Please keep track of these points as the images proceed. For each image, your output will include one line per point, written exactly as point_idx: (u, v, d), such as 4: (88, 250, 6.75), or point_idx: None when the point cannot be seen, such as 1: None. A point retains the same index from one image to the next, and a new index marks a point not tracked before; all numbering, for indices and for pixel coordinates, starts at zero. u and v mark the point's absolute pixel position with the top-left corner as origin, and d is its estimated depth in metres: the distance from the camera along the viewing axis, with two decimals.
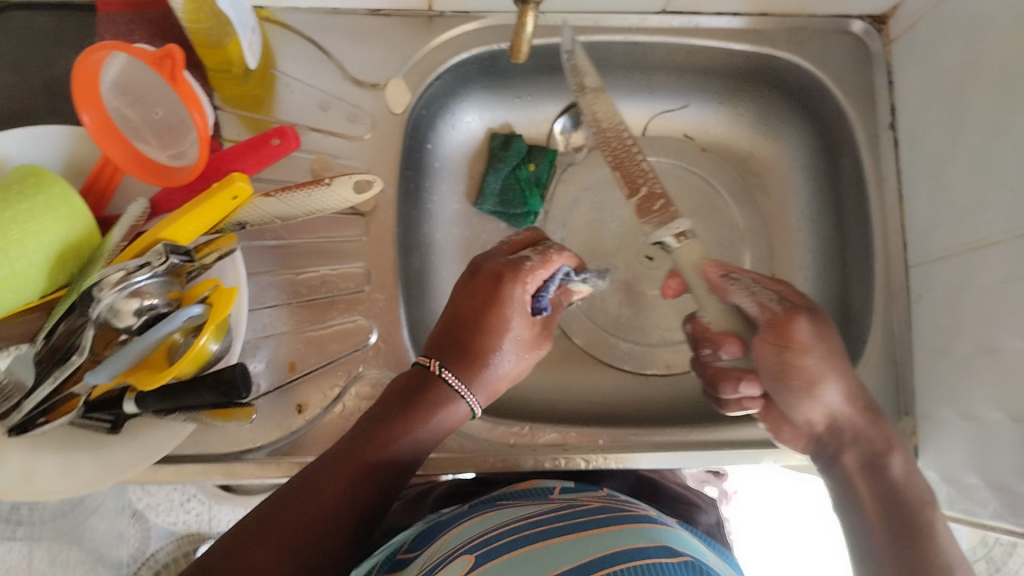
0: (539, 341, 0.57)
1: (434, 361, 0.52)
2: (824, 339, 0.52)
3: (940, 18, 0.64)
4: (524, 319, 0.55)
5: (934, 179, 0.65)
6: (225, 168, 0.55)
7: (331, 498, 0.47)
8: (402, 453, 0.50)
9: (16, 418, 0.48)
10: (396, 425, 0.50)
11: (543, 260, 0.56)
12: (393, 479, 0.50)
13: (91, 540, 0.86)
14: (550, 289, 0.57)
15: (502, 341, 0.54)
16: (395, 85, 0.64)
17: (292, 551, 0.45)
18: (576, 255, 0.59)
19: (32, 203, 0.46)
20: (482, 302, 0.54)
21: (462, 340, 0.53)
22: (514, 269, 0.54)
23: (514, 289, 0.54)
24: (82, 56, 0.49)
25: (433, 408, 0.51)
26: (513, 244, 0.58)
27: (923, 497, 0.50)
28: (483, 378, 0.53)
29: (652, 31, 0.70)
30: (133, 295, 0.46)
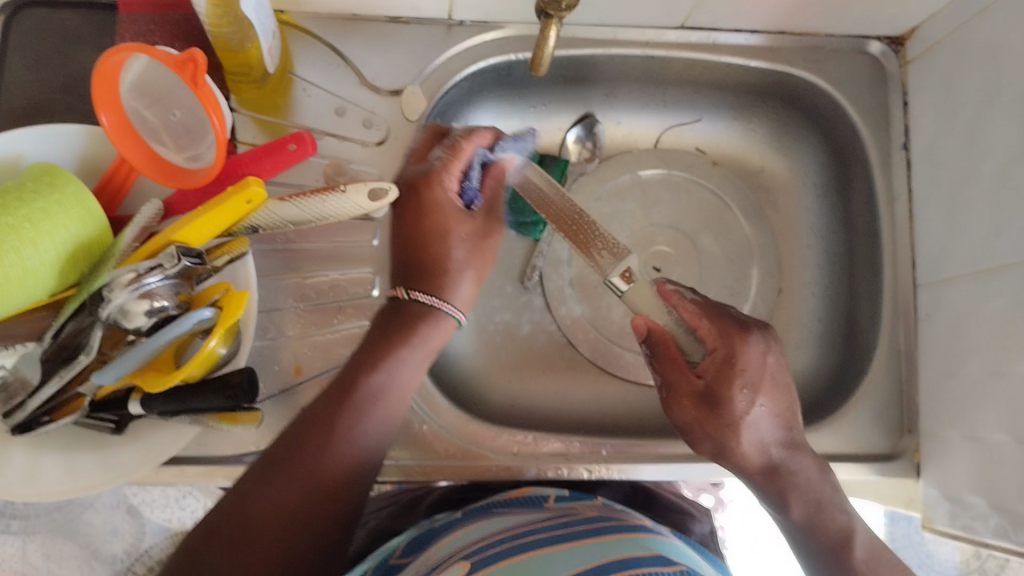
0: (489, 229, 0.59)
1: (402, 289, 0.54)
2: (700, 424, 0.56)
3: (959, 42, 0.64)
4: (461, 218, 0.57)
5: (948, 202, 0.65)
6: (241, 172, 0.55)
7: (331, 428, 0.48)
8: (389, 375, 0.51)
9: (21, 417, 0.48)
10: (376, 353, 0.51)
11: (452, 152, 0.57)
12: (384, 402, 0.51)
13: (85, 535, 0.85)
14: (472, 177, 0.58)
15: (455, 246, 0.56)
16: (411, 92, 0.64)
17: (303, 484, 0.46)
18: (487, 130, 0.59)
19: (45, 202, 0.46)
20: (417, 217, 0.55)
21: (419, 260, 0.55)
22: (427, 175, 0.56)
23: (435, 191, 0.55)
24: (104, 57, 0.48)
25: (412, 330, 0.53)
26: (424, 145, 0.59)
27: (837, 538, 0.54)
28: (451, 288, 0.55)
29: (669, 47, 0.70)
30: (144, 297, 0.45)
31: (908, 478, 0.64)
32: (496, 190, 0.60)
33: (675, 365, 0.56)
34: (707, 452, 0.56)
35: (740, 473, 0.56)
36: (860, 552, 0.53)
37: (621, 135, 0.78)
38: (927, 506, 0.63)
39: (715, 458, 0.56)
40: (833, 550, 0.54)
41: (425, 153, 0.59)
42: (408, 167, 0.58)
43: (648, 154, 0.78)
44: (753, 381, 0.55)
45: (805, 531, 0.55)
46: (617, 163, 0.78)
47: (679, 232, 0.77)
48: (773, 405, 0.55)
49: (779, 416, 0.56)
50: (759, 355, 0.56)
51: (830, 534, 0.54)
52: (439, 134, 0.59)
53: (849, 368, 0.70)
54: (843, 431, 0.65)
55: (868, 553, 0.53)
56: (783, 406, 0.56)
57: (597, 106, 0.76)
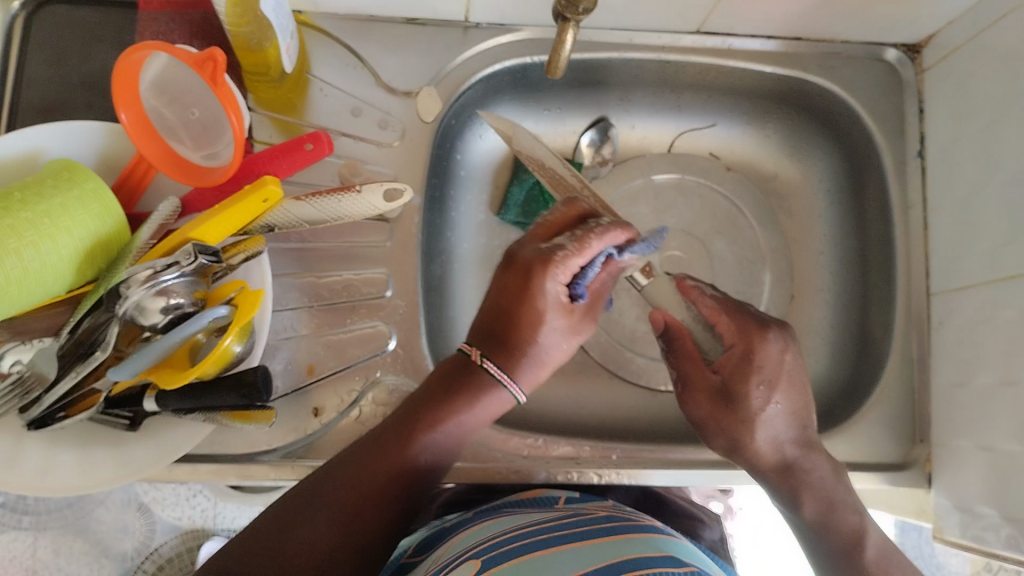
0: (581, 323, 0.54)
1: (476, 350, 0.51)
2: (714, 419, 0.56)
3: (976, 50, 0.63)
4: (560, 311, 0.51)
5: (962, 211, 0.64)
6: (258, 171, 0.55)
7: (379, 467, 0.47)
8: (445, 433, 0.49)
9: (37, 413, 0.49)
10: (439, 411, 0.49)
11: (580, 247, 0.51)
12: (436, 456, 0.49)
13: (96, 531, 0.85)
14: (589, 274, 0.52)
15: (540, 335, 0.51)
16: (426, 93, 0.65)
17: (341, 524, 0.46)
18: (620, 228, 0.53)
19: (65, 199, 0.46)
20: (515, 298, 0.50)
21: (502, 336, 0.51)
22: (543, 259, 0.50)
23: (543, 282, 0.50)
24: (124, 55, 0.49)
25: (476, 396, 0.50)
26: (550, 223, 0.55)
27: (849, 538, 0.54)
28: (525, 371, 0.51)
29: (685, 51, 0.70)
30: (160, 294, 0.46)
31: (918, 487, 0.64)
32: (604, 286, 0.55)
33: (691, 359, 0.58)
34: (721, 448, 0.57)
35: (754, 472, 0.56)
36: (872, 552, 0.54)
37: (635, 139, 0.78)
38: (938, 517, 0.63)
39: (729, 455, 0.57)
40: (845, 551, 0.54)
41: (552, 229, 0.55)
42: (525, 247, 0.52)
43: (662, 159, 0.78)
44: (769, 378, 0.55)
45: (816, 530, 0.55)
46: (631, 167, 0.78)
47: (691, 237, 0.77)
48: (789, 403, 0.56)
49: (795, 414, 0.56)
50: (777, 353, 0.56)
51: (842, 534, 0.55)
52: (569, 215, 0.55)
53: (861, 375, 0.70)
54: (855, 439, 0.64)
55: (879, 551, 0.54)
56: (798, 404, 0.56)
57: (611, 109, 0.76)
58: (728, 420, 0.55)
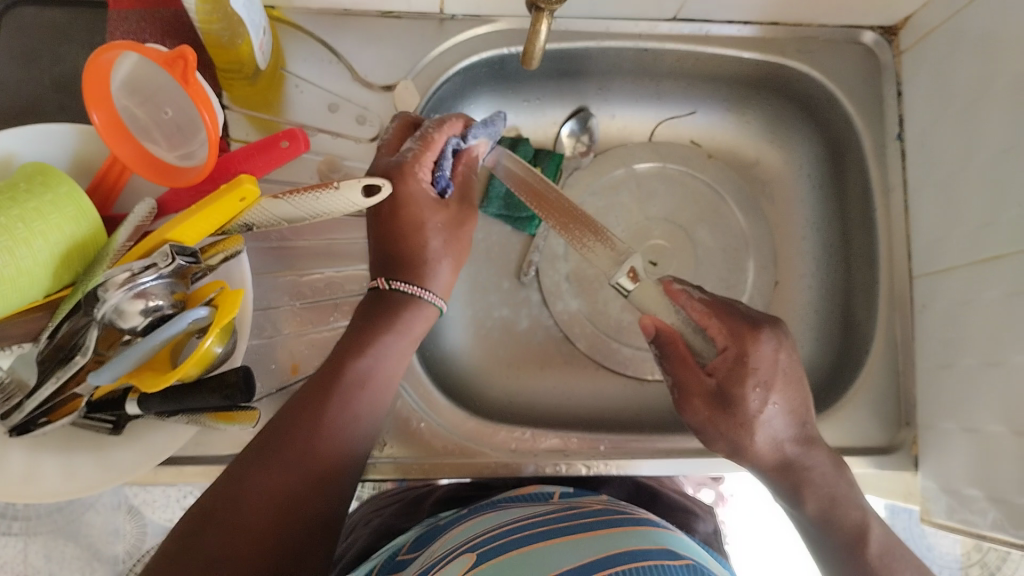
0: (461, 214, 0.59)
1: (382, 280, 0.55)
2: (710, 421, 0.56)
3: (952, 32, 0.63)
4: (434, 208, 0.56)
5: (941, 193, 0.65)
6: (234, 170, 0.54)
7: (321, 405, 0.48)
8: (377, 358, 0.52)
9: (18, 418, 0.48)
10: (361, 338, 0.52)
11: (425, 143, 0.56)
12: (371, 384, 0.52)
13: (87, 535, 0.84)
14: (445, 166, 0.57)
15: (430, 236, 0.56)
16: (404, 87, 0.64)
17: (301, 470, 0.46)
18: (457, 119, 0.58)
19: (39, 202, 0.45)
20: (390, 213, 0.55)
21: (398, 253, 0.55)
22: (399, 166, 0.55)
23: (409, 184, 0.55)
24: (92, 56, 0.48)
25: (395, 316, 0.54)
26: (393, 137, 0.57)
27: (852, 533, 0.54)
28: (430, 276, 0.55)
29: (662, 39, 0.69)
30: (139, 296, 0.46)
31: (905, 470, 0.64)
32: (467, 180, 0.60)
33: (685, 365, 0.58)
34: (722, 451, 0.57)
35: (754, 468, 0.57)
36: (874, 545, 0.54)
37: (615, 128, 0.78)
38: (925, 500, 0.63)
39: (731, 456, 0.57)
40: (848, 544, 0.54)
41: (395, 146, 0.57)
42: (380, 160, 0.57)
43: (643, 148, 0.78)
44: (765, 380, 0.55)
45: (819, 526, 0.55)
46: (613, 156, 0.77)
47: (674, 225, 0.77)
48: (787, 402, 0.56)
49: (793, 413, 0.56)
50: (771, 353, 0.56)
51: (846, 530, 0.54)
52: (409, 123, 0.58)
53: (846, 359, 0.70)
54: (841, 422, 0.65)
55: (881, 546, 0.54)
56: (796, 403, 0.56)
57: (591, 99, 0.76)
58: (728, 424, 0.56)
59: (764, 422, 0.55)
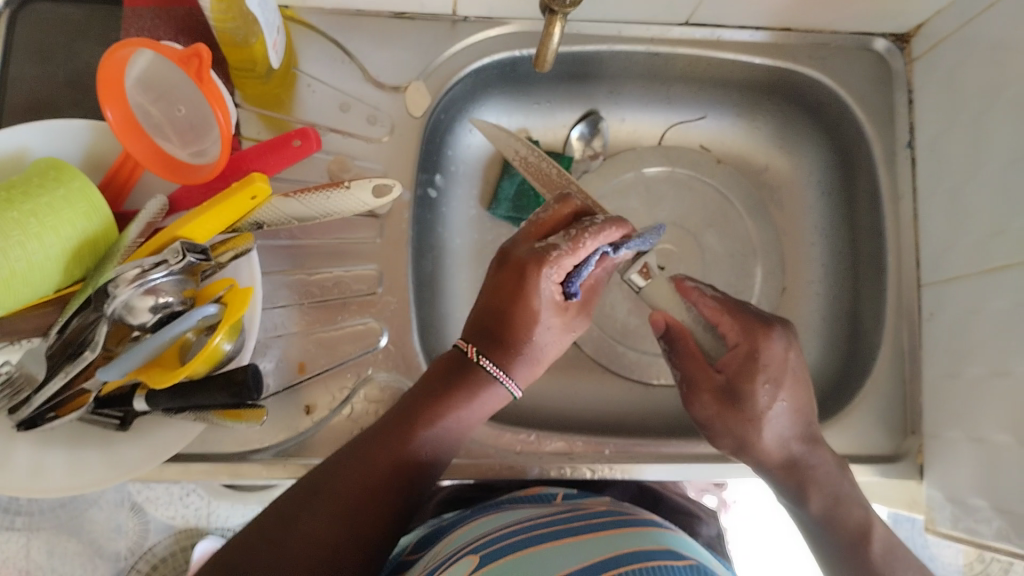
0: (576, 320, 0.55)
1: (471, 347, 0.53)
2: (721, 420, 0.56)
3: (965, 40, 0.63)
4: (553, 308, 0.53)
5: (952, 201, 0.65)
6: (246, 168, 0.55)
7: (383, 460, 0.49)
8: (448, 428, 0.51)
9: (27, 413, 0.48)
10: (439, 404, 0.51)
11: (573, 245, 0.51)
12: (436, 451, 0.51)
13: (90, 531, 0.84)
14: (583, 273, 0.53)
15: (535, 331, 0.53)
16: (415, 88, 0.64)
17: (349, 514, 0.47)
18: (616, 226, 0.53)
19: (51, 197, 0.45)
20: (510, 299, 0.52)
21: (494, 330, 0.53)
22: (538, 261, 0.51)
23: (535, 281, 0.51)
24: (109, 52, 0.48)
25: (475, 391, 0.52)
26: (542, 222, 0.55)
27: (856, 533, 0.54)
28: (518, 364, 0.53)
29: (674, 43, 0.69)
30: (149, 293, 0.46)
31: (910, 479, 0.64)
32: (596, 279, 0.56)
33: (694, 360, 0.58)
34: (727, 447, 0.57)
35: (759, 469, 0.57)
36: (878, 545, 0.54)
37: (624, 132, 0.78)
38: (930, 508, 0.63)
39: (737, 455, 0.57)
40: (853, 543, 0.54)
41: (543, 230, 0.55)
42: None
43: (653, 152, 0.78)
44: (775, 377, 0.56)
45: (822, 524, 0.56)
46: (621, 160, 0.77)
47: (682, 230, 0.77)
48: (796, 401, 0.56)
49: (799, 412, 0.56)
50: (782, 351, 0.56)
51: (848, 528, 0.55)
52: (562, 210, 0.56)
53: (853, 366, 0.70)
54: (847, 430, 0.65)
55: (885, 546, 0.54)
56: (803, 402, 0.56)
57: (601, 103, 0.76)
58: (737, 420, 0.56)
59: (771, 419, 0.56)
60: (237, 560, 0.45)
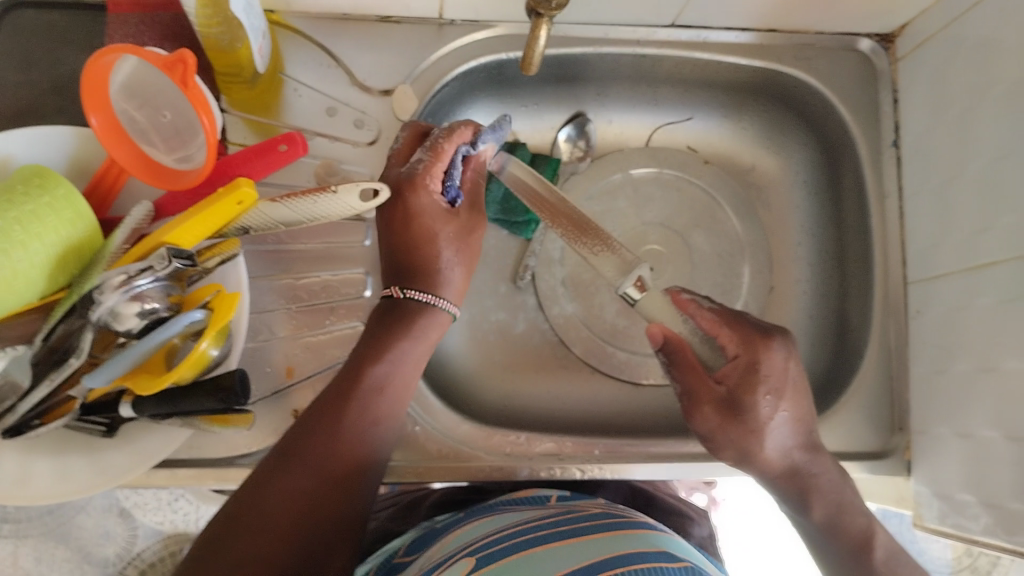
0: (473, 223, 0.58)
1: (397, 288, 0.54)
2: (724, 432, 0.56)
3: (948, 40, 0.64)
4: (447, 220, 0.56)
5: (937, 200, 0.65)
6: (232, 173, 0.55)
7: (339, 417, 0.49)
8: (390, 368, 0.52)
9: (12, 420, 0.47)
10: (377, 347, 0.52)
11: (435, 153, 0.55)
12: (387, 400, 0.51)
13: (78, 538, 0.84)
14: (455, 176, 0.56)
15: (441, 255, 0.55)
16: (401, 92, 0.64)
17: (319, 476, 0.47)
18: (466, 126, 0.57)
19: (36, 205, 0.45)
20: (403, 225, 0.54)
21: (409, 263, 0.55)
22: (410, 179, 0.54)
23: (420, 198, 0.54)
24: (92, 57, 0.48)
25: (410, 325, 0.53)
26: (404, 147, 0.57)
27: (859, 540, 0.55)
28: (443, 282, 0.55)
29: (660, 45, 0.70)
30: (134, 299, 0.46)
31: (898, 474, 0.65)
32: (476, 185, 0.59)
33: (695, 371, 0.58)
34: (731, 458, 0.56)
35: (760, 477, 0.57)
36: (880, 553, 0.54)
37: (612, 134, 0.78)
38: (917, 505, 0.63)
39: (738, 465, 0.57)
40: (854, 551, 0.55)
41: (406, 155, 0.57)
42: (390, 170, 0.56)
43: (640, 153, 0.78)
44: (776, 387, 0.56)
45: (824, 531, 0.56)
46: (608, 162, 0.78)
47: (670, 230, 0.77)
48: (795, 410, 0.56)
49: (800, 421, 0.56)
50: (782, 361, 0.57)
51: (850, 536, 0.55)
52: (419, 136, 0.58)
53: (841, 365, 0.70)
54: (836, 428, 0.65)
55: (887, 554, 0.55)
56: (803, 411, 0.57)
57: (588, 105, 0.76)
58: (742, 431, 0.55)
59: (773, 430, 0.56)
60: (217, 532, 0.43)
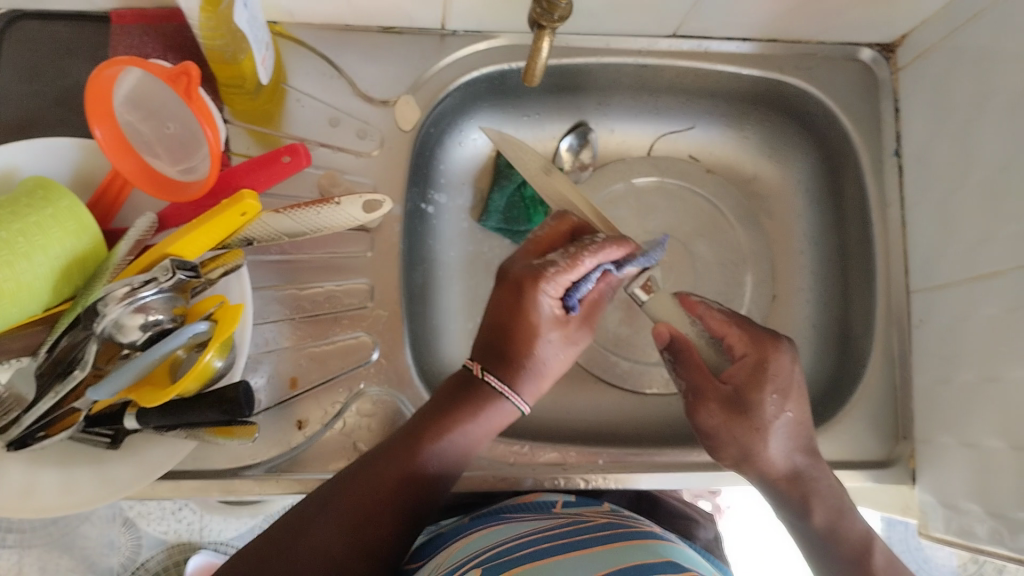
0: (580, 333, 0.57)
1: (477, 365, 0.54)
2: (727, 428, 0.56)
3: (950, 49, 0.64)
4: (556, 323, 0.55)
5: (940, 209, 0.65)
6: (235, 184, 0.55)
7: (396, 469, 0.49)
8: (455, 442, 0.51)
9: (16, 433, 0.48)
10: (446, 420, 0.51)
11: (570, 264, 0.53)
12: (445, 465, 0.51)
13: (83, 547, 0.85)
14: (582, 289, 0.54)
15: (537, 347, 0.54)
16: (405, 101, 0.65)
17: (358, 525, 0.47)
18: (616, 245, 0.54)
19: (40, 216, 0.45)
20: (509, 314, 0.53)
21: (500, 348, 0.54)
22: (534, 276, 0.52)
23: (534, 295, 0.52)
24: (96, 71, 0.48)
25: (482, 407, 0.52)
26: (539, 240, 0.57)
27: (858, 546, 0.54)
28: (522, 379, 0.54)
29: (661, 55, 0.70)
30: (139, 311, 0.46)
31: (903, 485, 0.64)
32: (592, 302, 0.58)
33: (699, 370, 0.58)
34: (731, 457, 0.56)
35: (760, 481, 0.56)
36: (880, 557, 0.54)
37: (614, 142, 0.78)
38: (922, 513, 0.63)
39: (738, 466, 0.56)
40: (853, 561, 0.54)
41: (541, 247, 0.57)
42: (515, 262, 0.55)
43: (642, 162, 0.78)
44: (783, 388, 0.56)
45: (825, 537, 0.55)
46: (611, 171, 0.78)
47: (673, 239, 0.77)
48: (799, 412, 0.56)
49: (802, 425, 0.56)
50: (789, 364, 0.57)
51: (851, 541, 0.55)
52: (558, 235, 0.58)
53: (844, 374, 0.70)
54: (839, 438, 0.65)
55: (886, 560, 0.54)
56: (806, 417, 0.57)
57: (590, 114, 0.76)
58: (744, 425, 0.55)
59: (777, 430, 0.56)
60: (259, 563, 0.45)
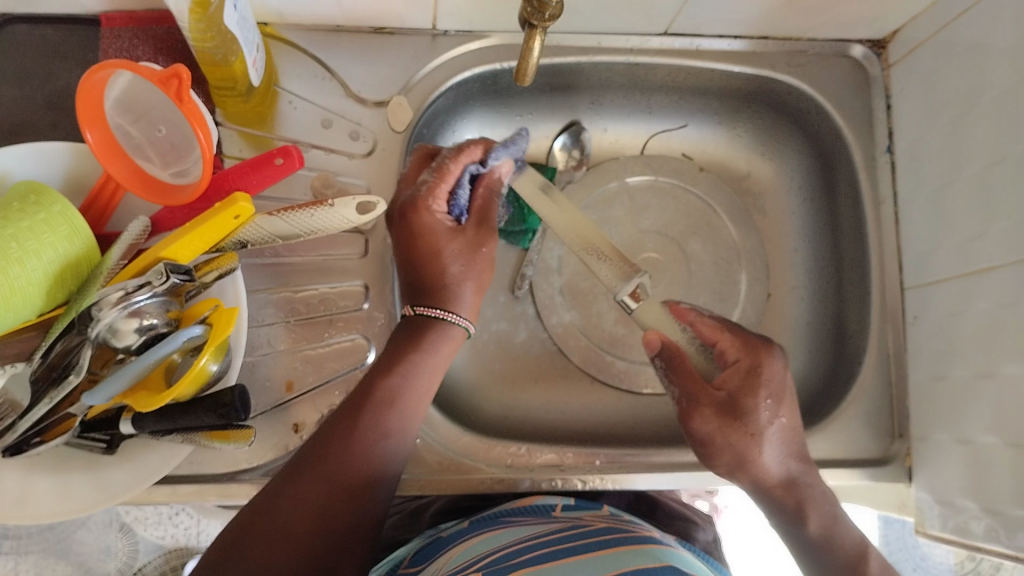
0: (482, 237, 0.55)
1: (409, 307, 0.53)
2: (722, 436, 0.55)
3: (941, 45, 0.64)
4: (455, 235, 0.54)
5: (933, 205, 0.65)
6: (228, 188, 0.55)
7: (352, 434, 0.48)
8: (404, 385, 0.50)
9: (12, 438, 0.47)
10: (390, 366, 0.51)
11: (440, 173, 0.54)
12: (401, 418, 0.50)
13: (78, 554, 0.85)
14: (461, 194, 0.55)
15: (448, 262, 0.53)
16: (397, 103, 0.64)
17: (326, 492, 0.46)
18: (474, 145, 0.56)
19: (32, 221, 0.45)
20: (409, 243, 0.53)
21: (422, 278, 0.53)
22: (411, 201, 0.53)
23: (424, 217, 0.53)
24: (87, 74, 0.48)
25: (422, 343, 0.52)
26: (412, 171, 0.56)
27: (853, 555, 0.54)
28: (454, 296, 0.53)
29: (653, 53, 0.70)
30: (133, 315, 0.46)
31: (900, 482, 0.65)
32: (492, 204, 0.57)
33: (691, 376, 0.57)
34: (724, 464, 0.55)
35: (754, 489, 0.56)
36: (876, 562, 0.54)
37: (608, 141, 0.79)
38: (919, 510, 0.63)
39: (731, 473, 0.56)
40: (850, 565, 0.54)
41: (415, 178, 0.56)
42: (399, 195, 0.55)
43: (635, 161, 0.78)
44: (776, 393, 0.56)
45: (819, 545, 0.55)
46: (604, 170, 0.78)
47: (667, 238, 0.77)
48: (792, 418, 0.56)
49: (794, 430, 0.56)
50: (781, 369, 0.57)
51: (846, 548, 0.54)
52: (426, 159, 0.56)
53: (839, 370, 0.70)
54: (833, 434, 0.65)
55: (881, 567, 0.54)
56: (798, 421, 0.57)
57: (583, 114, 0.76)
58: (740, 434, 0.55)
59: (771, 437, 0.55)
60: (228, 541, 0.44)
